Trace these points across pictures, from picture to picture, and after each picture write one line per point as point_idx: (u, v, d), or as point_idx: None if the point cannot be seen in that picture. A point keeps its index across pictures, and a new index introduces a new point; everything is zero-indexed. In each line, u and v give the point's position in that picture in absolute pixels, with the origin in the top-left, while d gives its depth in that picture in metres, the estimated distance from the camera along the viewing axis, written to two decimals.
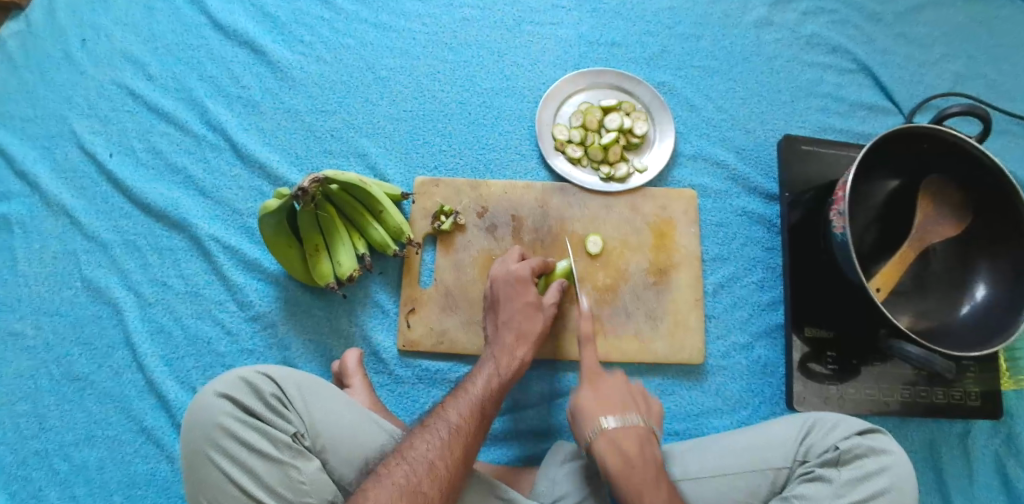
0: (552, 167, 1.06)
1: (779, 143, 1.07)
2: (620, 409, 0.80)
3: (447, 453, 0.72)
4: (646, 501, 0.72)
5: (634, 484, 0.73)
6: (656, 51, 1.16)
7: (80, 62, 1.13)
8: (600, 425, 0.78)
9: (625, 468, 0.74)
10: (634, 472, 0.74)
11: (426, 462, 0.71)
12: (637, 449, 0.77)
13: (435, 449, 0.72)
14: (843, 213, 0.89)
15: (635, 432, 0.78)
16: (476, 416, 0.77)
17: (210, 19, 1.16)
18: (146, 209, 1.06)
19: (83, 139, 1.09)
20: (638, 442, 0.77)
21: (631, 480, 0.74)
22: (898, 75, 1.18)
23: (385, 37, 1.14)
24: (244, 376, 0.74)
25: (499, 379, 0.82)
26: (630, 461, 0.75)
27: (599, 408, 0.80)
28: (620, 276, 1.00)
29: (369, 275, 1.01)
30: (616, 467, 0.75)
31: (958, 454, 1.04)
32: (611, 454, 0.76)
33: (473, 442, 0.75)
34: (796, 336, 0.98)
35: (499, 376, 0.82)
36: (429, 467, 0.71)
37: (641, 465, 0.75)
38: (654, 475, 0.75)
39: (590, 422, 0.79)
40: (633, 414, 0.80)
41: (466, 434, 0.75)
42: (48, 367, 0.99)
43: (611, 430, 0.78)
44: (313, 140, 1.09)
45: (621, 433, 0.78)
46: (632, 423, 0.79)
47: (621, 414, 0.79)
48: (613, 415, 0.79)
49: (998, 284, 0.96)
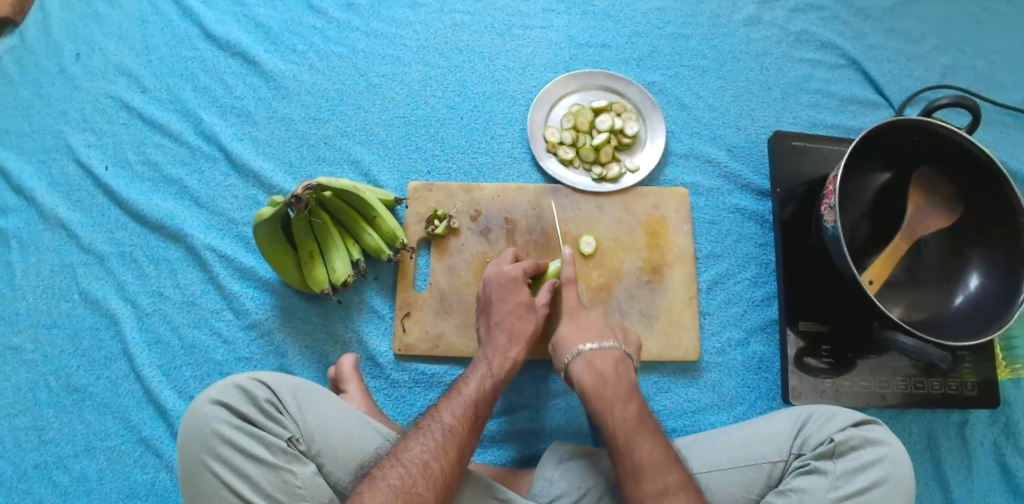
0: (544, 169, 1.06)
1: (770, 140, 1.08)
2: (597, 336, 0.87)
3: (442, 453, 0.73)
4: (617, 411, 0.79)
5: (607, 399, 0.80)
6: (645, 51, 1.16)
7: (75, 76, 1.14)
8: (576, 349, 0.85)
9: (599, 383, 0.82)
10: (607, 387, 0.81)
11: (420, 464, 0.71)
12: (612, 368, 0.84)
13: (429, 450, 0.73)
14: (834, 207, 0.90)
15: (610, 355, 0.85)
16: (470, 417, 0.77)
17: (203, 31, 1.17)
18: (142, 220, 1.07)
19: (80, 152, 1.10)
20: (613, 362, 0.84)
21: (604, 394, 0.81)
22: (887, 69, 1.19)
23: (377, 44, 1.15)
24: (238, 383, 0.75)
25: (492, 380, 0.83)
26: (604, 379, 0.82)
27: (577, 336, 0.87)
28: (614, 276, 1.01)
29: (364, 281, 1.02)
30: (591, 382, 0.82)
31: (957, 444, 1.06)
32: (586, 372, 0.84)
33: (468, 442, 0.75)
34: (790, 331, 0.98)
35: (492, 377, 0.83)
36: (424, 468, 0.71)
37: (615, 381, 0.82)
38: (626, 388, 0.82)
39: (568, 347, 0.86)
40: (609, 340, 0.87)
41: (461, 435, 0.75)
42: (48, 379, 1.00)
43: (587, 352, 0.85)
44: (306, 148, 1.10)
45: (596, 354, 0.85)
46: (608, 347, 0.85)
47: (597, 340, 0.86)
48: (589, 340, 0.86)
49: (991, 273, 0.97)
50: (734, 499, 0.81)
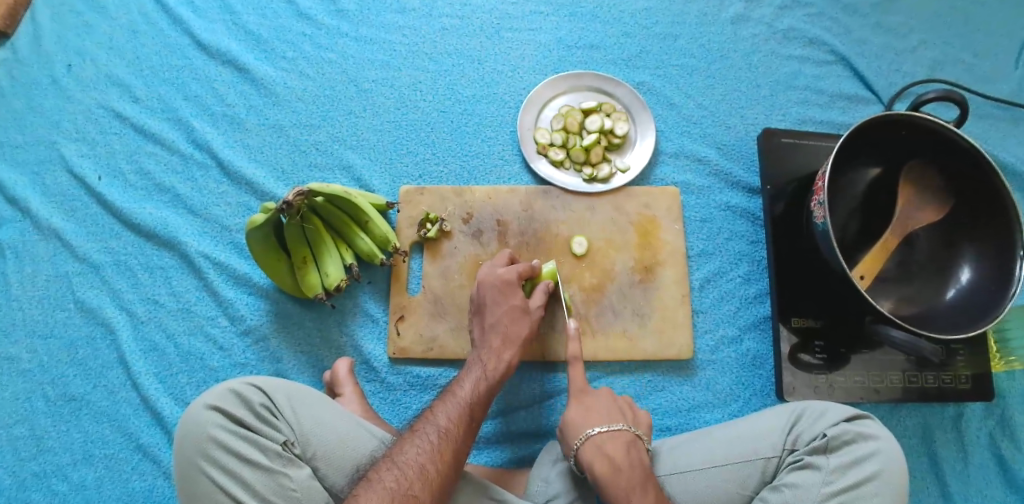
0: (535, 170, 1.07)
1: (760, 138, 1.08)
2: (606, 418, 0.83)
3: (437, 456, 0.73)
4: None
5: (622, 491, 0.76)
6: (634, 52, 1.17)
7: (66, 87, 1.15)
8: (587, 433, 0.81)
9: (612, 471, 0.77)
10: (621, 476, 0.77)
11: (416, 466, 0.72)
12: (624, 454, 0.79)
13: (425, 452, 0.73)
14: (823, 203, 0.90)
15: (620, 439, 0.80)
16: (465, 420, 0.78)
17: (193, 39, 1.17)
18: (136, 229, 1.07)
19: (73, 163, 1.11)
20: (623, 447, 0.80)
21: (617, 485, 0.76)
22: (875, 64, 1.20)
23: (367, 50, 1.16)
24: (233, 388, 0.75)
25: (487, 383, 0.83)
26: (617, 467, 0.78)
27: (585, 421, 0.83)
28: (607, 276, 1.01)
29: (357, 285, 1.02)
30: (604, 472, 0.77)
31: (952, 437, 1.06)
32: (597, 458, 0.79)
33: (463, 445, 0.76)
34: (783, 327, 0.98)
35: (487, 380, 0.83)
36: (419, 470, 0.71)
37: (628, 468, 0.78)
38: (641, 478, 0.77)
39: (577, 430, 0.82)
40: (619, 421, 0.82)
41: (456, 438, 0.75)
42: (45, 389, 1.00)
43: (596, 436, 0.80)
44: (298, 154, 1.10)
45: (606, 438, 0.80)
46: (618, 429, 0.81)
47: (607, 424, 0.82)
48: (598, 423, 0.82)
49: (983, 267, 0.97)
50: (728, 495, 0.81)
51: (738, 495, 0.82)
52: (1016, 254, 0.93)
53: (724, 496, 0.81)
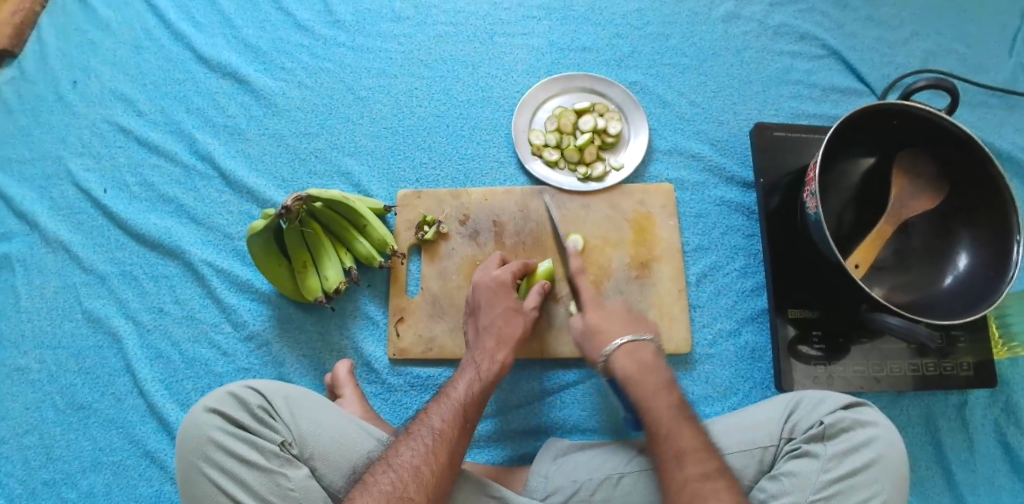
0: (530, 171, 1.08)
1: (753, 133, 1.09)
2: (632, 329, 0.90)
3: (432, 458, 0.74)
4: (661, 400, 0.82)
5: (647, 389, 0.83)
6: (626, 52, 1.18)
7: (72, 103, 1.18)
8: (615, 341, 0.88)
9: (641, 373, 0.85)
10: (647, 378, 0.84)
11: (411, 469, 0.73)
12: (650, 360, 0.86)
13: (419, 455, 0.74)
14: (815, 194, 0.91)
15: (646, 347, 0.88)
16: (459, 421, 0.78)
17: (194, 54, 1.20)
18: (141, 239, 1.09)
19: (79, 177, 1.14)
20: (652, 355, 0.87)
21: (645, 385, 0.84)
22: (867, 57, 1.20)
23: (363, 58, 1.18)
24: (232, 391, 0.78)
25: (481, 384, 0.83)
26: (644, 369, 0.85)
27: (614, 330, 0.90)
28: (604, 273, 1.02)
29: (357, 288, 1.04)
30: (633, 371, 0.85)
31: (957, 426, 1.05)
32: (626, 363, 0.86)
33: (457, 446, 0.76)
34: (779, 318, 0.98)
35: (480, 381, 0.83)
36: (414, 472, 0.72)
37: (653, 371, 0.85)
38: (665, 380, 0.85)
39: (607, 336, 0.89)
40: (645, 332, 0.90)
41: (450, 439, 0.76)
42: (54, 398, 1.02)
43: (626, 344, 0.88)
44: (298, 162, 1.12)
45: (635, 347, 0.88)
46: (646, 339, 0.88)
47: (635, 333, 0.89)
48: (625, 333, 0.89)
49: (979, 252, 0.97)
50: None
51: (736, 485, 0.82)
52: (1012, 239, 0.93)
53: None
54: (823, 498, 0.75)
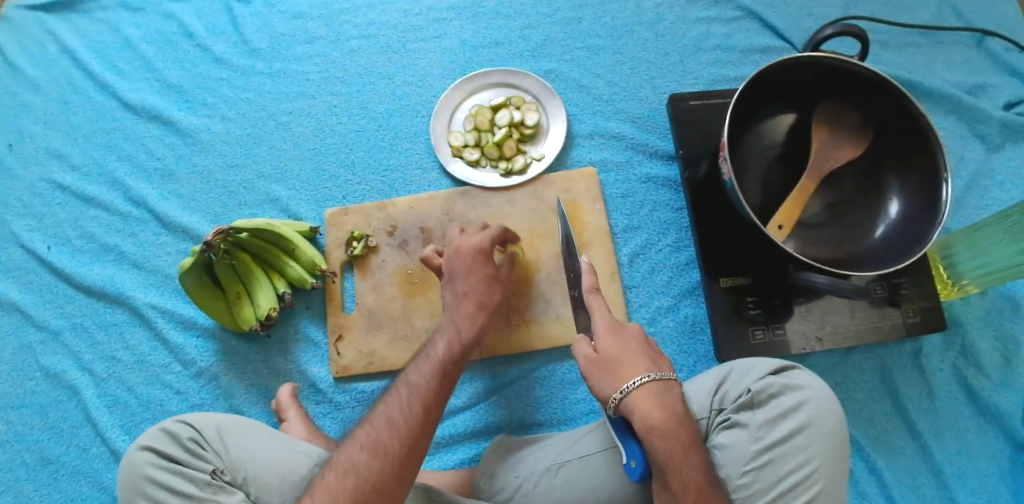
0: (452, 173, 1.08)
1: (669, 104, 1.07)
2: (650, 366, 0.75)
3: (409, 409, 0.74)
4: (689, 461, 0.69)
5: (676, 448, 0.70)
6: (539, 41, 1.18)
7: (10, 167, 1.20)
8: (637, 379, 0.73)
9: (669, 425, 0.71)
10: (675, 431, 0.71)
11: (387, 421, 0.73)
12: (676, 407, 0.73)
13: (397, 407, 0.75)
14: (727, 159, 0.90)
15: (672, 387, 0.75)
16: (435, 375, 0.78)
17: (120, 102, 1.22)
18: (87, 290, 1.12)
19: (24, 238, 1.16)
20: (676, 399, 0.74)
21: (670, 441, 0.70)
22: (784, 12, 1.18)
23: (281, 84, 1.19)
24: (165, 427, 0.81)
25: (460, 342, 0.81)
26: (671, 420, 0.72)
27: (629, 363, 0.75)
28: (535, 266, 1.02)
29: (295, 312, 1.05)
30: (661, 421, 0.71)
31: (913, 374, 1.04)
32: (652, 410, 0.72)
33: (434, 398, 0.76)
34: (713, 289, 0.98)
35: (459, 339, 0.81)
36: (389, 423, 0.73)
37: (679, 424, 0.72)
38: (689, 431, 0.72)
39: (625, 376, 0.74)
40: (666, 370, 0.76)
41: (426, 393, 0.76)
42: (23, 456, 1.05)
43: (649, 386, 0.73)
44: (228, 195, 1.14)
45: (660, 389, 0.73)
46: (670, 378, 0.75)
47: (656, 372, 0.75)
48: (644, 371, 0.74)
49: (909, 197, 0.96)
50: None
51: None
52: (940, 178, 0.92)
53: None
54: (755, 468, 0.76)
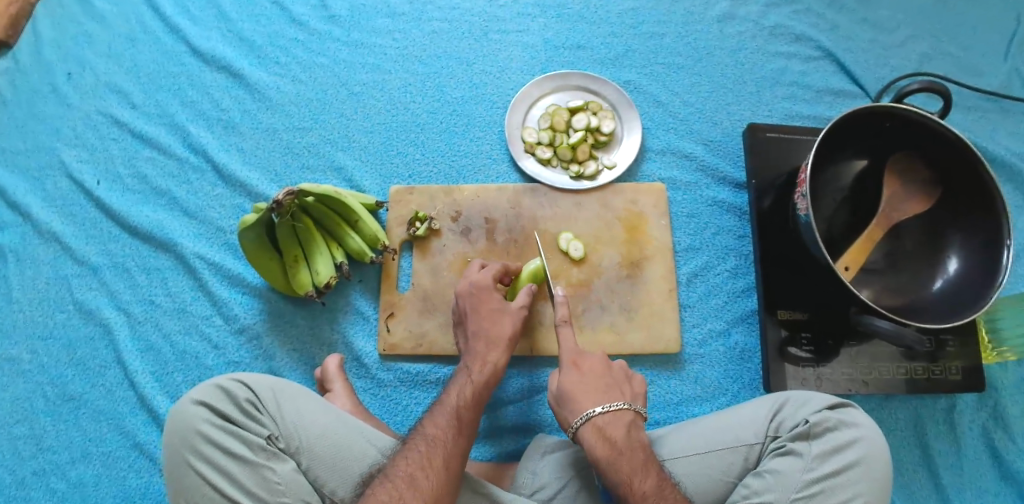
0: (522, 168, 1.08)
1: (745, 134, 1.09)
2: (603, 397, 0.82)
3: (427, 464, 0.74)
4: (637, 487, 0.74)
5: (623, 474, 0.75)
6: (620, 51, 1.18)
7: (66, 95, 1.17)
8: (587, 412, 0.80)
9: (613, 453, 0.76)
10: (623, 460, 0.76)
11: (405, 476, 0.72)
12: (625, 436, 0.79)
13: (414, 462, 0.74)
14: (806, 195, 0.91)
15: (621, 418, 0.80)
16: (452, 426, 0.79)
17: (189, 47, 1.19)
18: (133, 231, 1.08)
19: (73, 168, 1.12)
20: (624, 428, 0.80)
21: (619, 467, 0.76)
22: (862, 58, 1.20)
23: (357, 53, 1.18)
24: (221, 384, 0.78)
25: (474, 386, 0.85)
26: (617, 448, 0.77)
27: (582, 392, 0.83)
28: (594, 272, 1.02)
29: (348, 283, 1.04)
30: (604, 453, 0.77)
31: (945, 429, 1.05)
32: (597, 441, 0.79)
33: (453, 447, 0.77)
34: (769, 320, 0.99)
35: (474, 383, 0.85)
36: (409, 480, 0.72)
37: (629, 450, 0.77)
38: (641, 457, 0.77)
39: (577, 408, 0.82)
40: (618, 400, 0.82)
41: (444, 445, 0.77)
42: (45, 389, 1.01)
43: (597, 417, 0.80)
44: (291, 157, 1.12)
45: (607, 420, 0.80)
46: (618, 408, 0.81)
47: (606, 403, 0.81)
48: (597, 403, 0.81)
49: (969, 256, 0.97)
50: (712, 482, 0.82)
51: (721, 482, 0.82)
52: (1003, 244, 0.93)
53: (707, 487, 0.82)
54: (806, 496, 0.76)
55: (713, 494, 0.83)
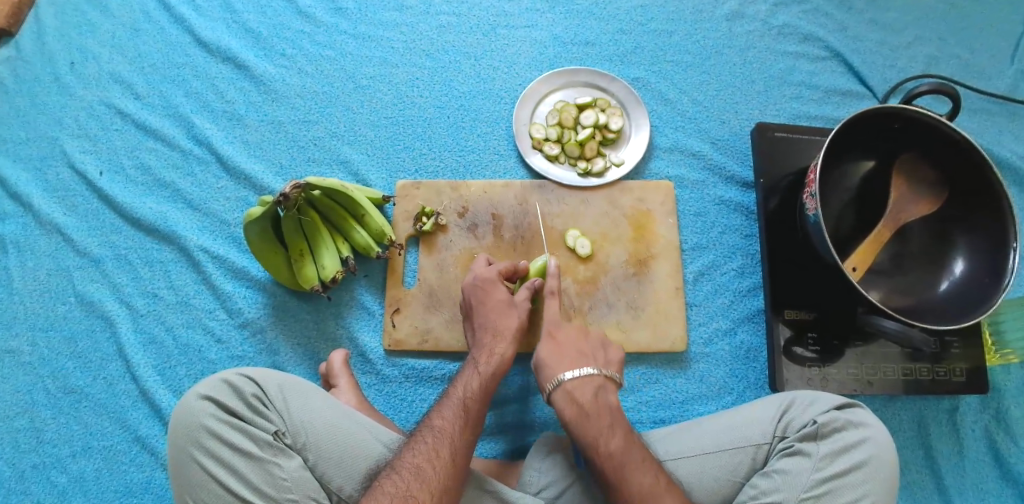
0: (530, 165, 1.08)
1: (753, 133, 1.09)
2: (576, 363, 0.84)
3: (434, 456, 0.74)
4: (603, 446, 0.76)
5: (591, 433, 0.78)
6: (629, 48, 1.18)
7: (69, 85, 1.16)
8: (558, 378, 0.83)
9: (580, 416, 0.79)
10: (591, 422, 0.79)
11: (412, 468, 0.72)
12: (593, 400, 0.81)
13: (421, 454, 0.74)
14: (814, 195, 0.91)
15: (591, 382, 0.82)
16: (459, 418, 0.78)
17: (194, 38, 1.18)
18: (136, 224, 1.07)
19: (75, 158, 1.11)
20: (593, 392, 0.82)
21: (587, 427, 0.78)
22: (870, 59, 1.20)
23: (364, 47, 1.17)
24: (228, 379, 0.78)
25: (481, 377, 0.84)
26: (585, 411, 0.80)
27: (556, 362, 0.85)
28: (601, 268, 1.02)
29: (354, 278, 1.03)
30: (573, 415, 0.80)
31: (948, 431, 1.06)
32: (567, 404, 0.81)
33: (460, 439, 0.77)
34: (775, 319, 0.98)
35: (480, 375, 0.84)
36: (416, 472, 0.72)
37: (596, 413, 0.79)
38: (608, 419, 0.79)
39: (550, 374, 0.84)
40: (588, 366, 0.84)
41: (451, 436, 0.76)
42: (46, 381, 1.00)
43: (567, 383, 0.82)
44: (297, 150, 1.11)
45: (577, 385, 0.82)
46: (588, 375, 0.83)
47: (577, 368, 0.83)
48: (569, 369, 0.83)
49: (975, 258, 0.97)
50: (719, 482, 0.82)
51: (729, 482, 0.82)
52: (1009, 246, 0.93)
53: (714, 486, 0.82)
54: (814, 496, 0.75)
55: (720, 494, 0.82)
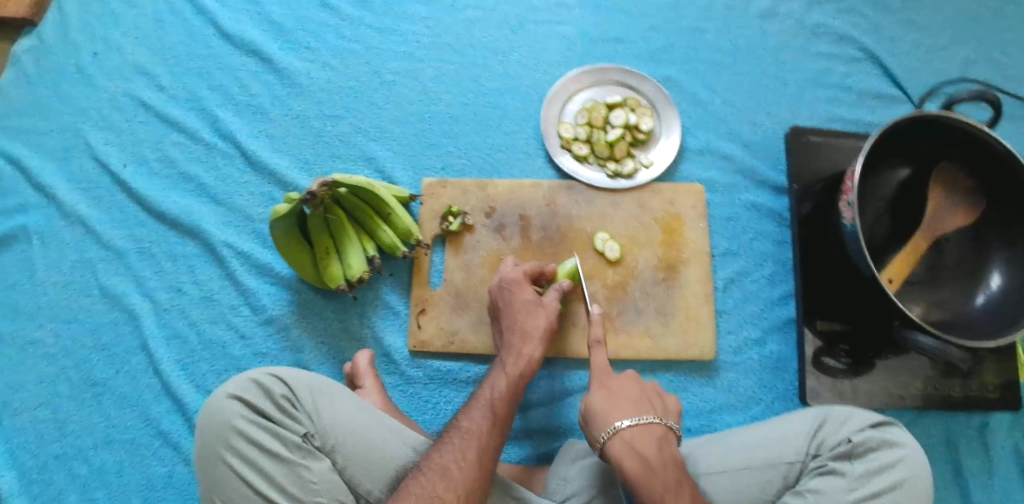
0: (559, 165, 1.06)
1: (787, 137, 1.06)
2: (634, 409, 0.76)
3: (461, 457, 0.73)
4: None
5: (656, 492, 0.69)
6: (660, 46, 1.15)
7: (93, 75, 1.14)
8: (615, 427, 0.73)
9: (645, 472, 0.70)
10: (656, 478, 0.70)
11: (439, 468, 0.71)
12: (657, 453, 0.72)
13: (449, 454, 0.73)
14: (852, 204, 0.89)
15: (650, 434, 0.73)
16: (486, 419, 0.77)
17: (218, 29, 1.17)
18: (160, 217, 1.06)
19: (98, 150, 1.10)
20: (654, 444, 0.73)
21: (652, 487, 0.69)
22: (907, 62, 1.17)
23: (390, 41, 1.15)
24: (258, 379, 0.77)
25: (508, 379, 0.82)
26: (648, 465, 0.71)
27: (611, 408, 0.76)
28: (629, 273, 1.00)
29: (379, 277, 1.02)
30: (635, 470, 0.70)
31: (977, 446, 1.04)
32: (627, 456, 0.71)
33: (488, 441, 0.76)
34: (807, 329, 0.97)
35: (508, 376, 0.83)
36: (442, 472, 0.71)
37: (661, 468, 0.71)
38: (675, 476, 0.71)
39: (605, 423, 0.75)
40: (647, 413, 0.75)
41: (479, 437, 0.75)
42: (69, 374, 1.00)
43: (626, 432, 0.73)
44: (321, 145, 1.09)
45: (637, 434, 0.73)
46: (647, 424, 0.74)
47: (637, 415, 0.74)
48: (627, 415, 0.74)
49: (1013, 271, 0.95)
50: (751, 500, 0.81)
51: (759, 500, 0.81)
52: None
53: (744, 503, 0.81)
54: None
55: None
